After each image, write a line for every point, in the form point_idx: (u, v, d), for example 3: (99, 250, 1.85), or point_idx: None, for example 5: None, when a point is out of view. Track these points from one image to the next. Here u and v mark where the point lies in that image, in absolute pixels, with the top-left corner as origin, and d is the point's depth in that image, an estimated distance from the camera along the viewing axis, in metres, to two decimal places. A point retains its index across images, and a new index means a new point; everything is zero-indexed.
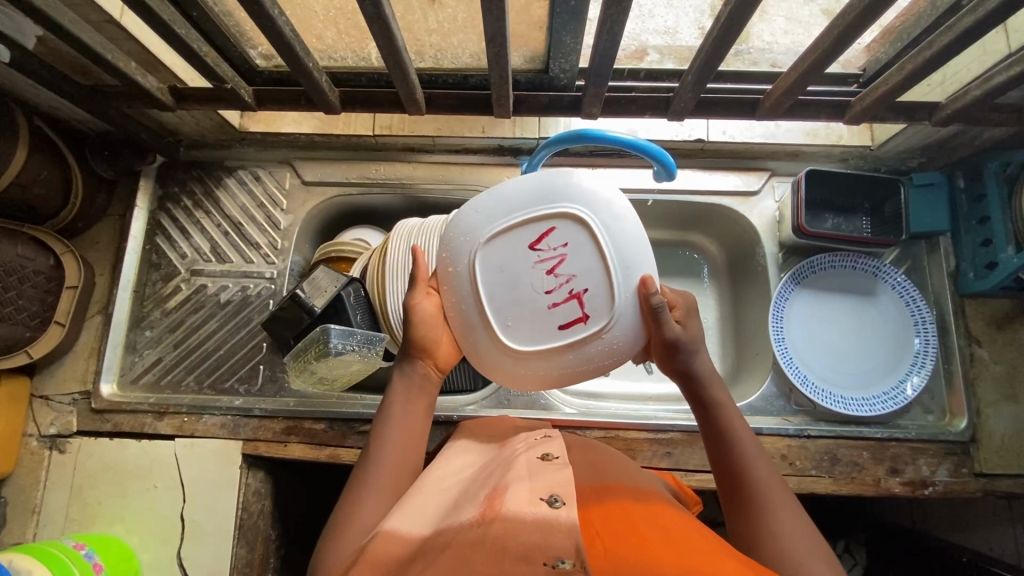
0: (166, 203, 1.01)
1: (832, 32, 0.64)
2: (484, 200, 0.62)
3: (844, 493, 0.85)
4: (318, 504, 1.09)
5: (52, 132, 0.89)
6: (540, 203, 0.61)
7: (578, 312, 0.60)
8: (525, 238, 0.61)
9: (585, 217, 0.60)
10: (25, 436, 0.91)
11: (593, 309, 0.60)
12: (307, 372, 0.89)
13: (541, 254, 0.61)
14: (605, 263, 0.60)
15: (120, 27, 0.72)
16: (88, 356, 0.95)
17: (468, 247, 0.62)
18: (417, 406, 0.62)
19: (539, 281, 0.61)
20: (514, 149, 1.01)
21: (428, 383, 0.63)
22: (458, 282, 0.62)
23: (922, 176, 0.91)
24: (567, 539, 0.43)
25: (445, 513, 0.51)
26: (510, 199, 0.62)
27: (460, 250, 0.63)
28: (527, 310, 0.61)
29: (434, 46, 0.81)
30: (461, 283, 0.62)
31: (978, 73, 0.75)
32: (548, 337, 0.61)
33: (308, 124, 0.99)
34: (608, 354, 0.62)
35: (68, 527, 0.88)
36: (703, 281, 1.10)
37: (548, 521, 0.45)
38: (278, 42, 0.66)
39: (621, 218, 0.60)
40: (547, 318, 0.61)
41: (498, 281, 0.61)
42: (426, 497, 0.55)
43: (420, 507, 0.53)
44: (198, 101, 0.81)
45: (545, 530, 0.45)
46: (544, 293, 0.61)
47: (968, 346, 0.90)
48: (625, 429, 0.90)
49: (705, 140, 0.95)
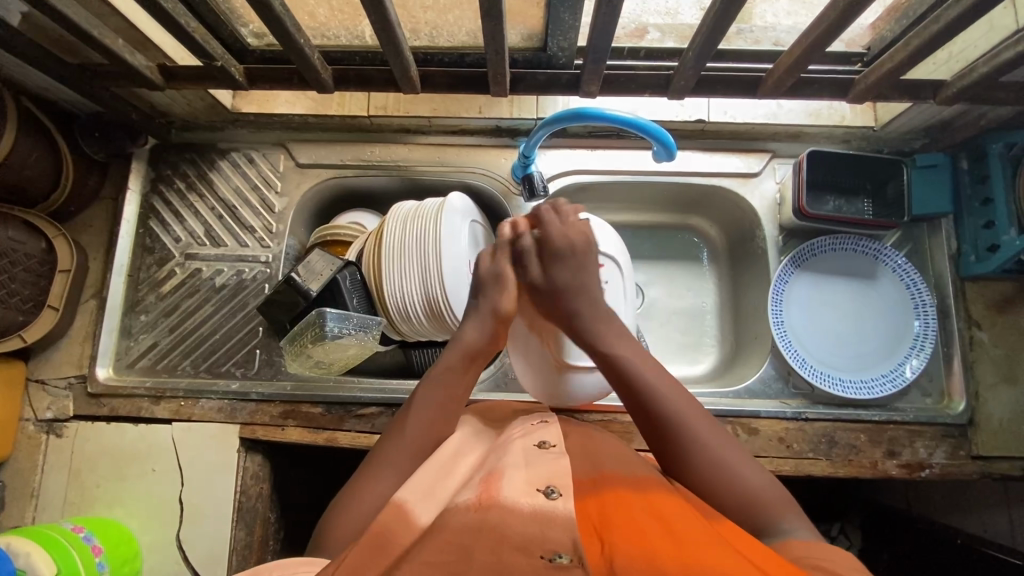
0: (159, 185, 1.00)
1: (836, 8, 0.62)
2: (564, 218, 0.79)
3: (841, 475, 0.85)
4: (318, 488, 1.09)
5: (41, 113, 0.87)
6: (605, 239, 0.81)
7: None
8: None
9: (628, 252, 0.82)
10: (22, 420, 0.90)
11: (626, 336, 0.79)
12: (304, 356, 0.89)
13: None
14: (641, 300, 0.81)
15: (106, 2, 0.70)
16: (83, 341, 0.94)
17: None
18: (463, 372, 0.67)
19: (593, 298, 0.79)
20: (511, 131, 0.99)
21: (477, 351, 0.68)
22: None
23: (925, 157, 0.90)
24: (565, 533, 0.45)
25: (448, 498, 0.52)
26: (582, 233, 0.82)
27: None
28: None
29: (429, 23, 0.80)
30: None
31: (985, 50, 0.73)
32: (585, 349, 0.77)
33: (302, 104, 0.97)
34: None
35: (67, 510, 0.88)
36: (702, 265, 1.10)
37: (546, 514, 0.46)
38: (268, 17, 0.64)
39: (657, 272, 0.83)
40: None
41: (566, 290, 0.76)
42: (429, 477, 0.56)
43: (429, 483, 0.54)
44: (189, 80, 0.79)
45: (541, 523, 0.46)
46: None
47: (969, 329, 0.90)
48: (623, 413, 0.90)
49: (705, 120, 0.93)
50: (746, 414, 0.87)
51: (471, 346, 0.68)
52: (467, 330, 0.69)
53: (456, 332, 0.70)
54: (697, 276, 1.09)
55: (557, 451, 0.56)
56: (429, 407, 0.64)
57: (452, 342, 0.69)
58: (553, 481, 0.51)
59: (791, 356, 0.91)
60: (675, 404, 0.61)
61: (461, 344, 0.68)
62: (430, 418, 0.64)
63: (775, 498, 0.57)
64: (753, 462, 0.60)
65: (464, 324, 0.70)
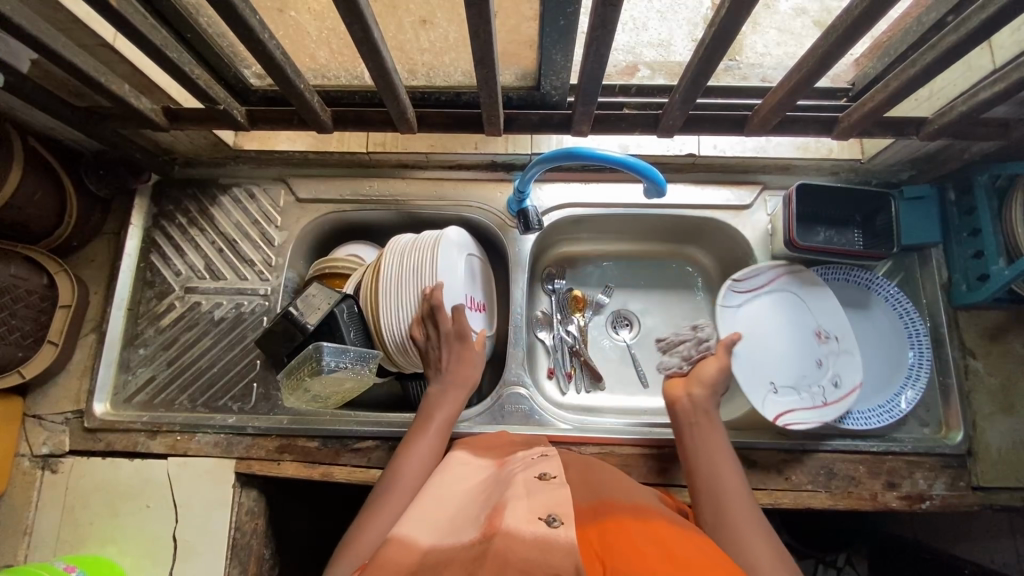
0: (161, 220, 1.02)
1: (816, 52, 0.64)
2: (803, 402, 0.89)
3: (840, 508, 0.84)
4: (314, 522, 1.09)
5: (47, 152, 0.89)
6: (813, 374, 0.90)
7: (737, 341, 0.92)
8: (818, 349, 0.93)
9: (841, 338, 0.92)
10: (17, 456, 0.90)
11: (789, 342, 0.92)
12: (301, 391, 0.87)
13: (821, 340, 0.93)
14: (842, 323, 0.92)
15: (114, 50, 0.72)
16: (82, 375, 0.95)
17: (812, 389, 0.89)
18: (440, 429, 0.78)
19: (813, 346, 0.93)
20: (506, 165, 1.01)
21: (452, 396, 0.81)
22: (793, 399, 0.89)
23: (913, 189, 0.92)
24: (566, 557, 0.44)
25: (448, 532, 0.52)
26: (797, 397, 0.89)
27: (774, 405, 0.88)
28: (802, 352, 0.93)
29: (426, 65, 0.83)
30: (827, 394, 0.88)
31: (964, 88, 0.75)
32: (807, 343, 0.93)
33: (303, 142, 0.99)
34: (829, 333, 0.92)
35: (59, 549, 0.87)
36: (697, 293, 1.10)
37: (547, 540, 0.46)
38: (269, 65, 0.66)
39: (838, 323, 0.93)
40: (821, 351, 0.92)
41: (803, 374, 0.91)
42: (434, 512, 0.56)
43: (423, 521, 0.54)
44: (193, 121, 0.81)
45: (544, 548, 0.45)
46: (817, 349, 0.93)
47: (963, 358, 0.90)
48: (620, 445, 0.89)
49: (696, 154, 0.95)
50: (744, 446, 0.87)
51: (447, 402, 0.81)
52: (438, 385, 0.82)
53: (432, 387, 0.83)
54: (692, 304, 1.10)
55: (558, 481, 0.56)
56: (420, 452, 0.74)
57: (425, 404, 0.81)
58: (553, 510, 0.50)
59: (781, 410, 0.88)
60: (723, 485, 0.65)
61: (435, 402, 0.81)
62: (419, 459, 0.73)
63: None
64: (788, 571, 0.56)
65: (433, 388, 0.82)
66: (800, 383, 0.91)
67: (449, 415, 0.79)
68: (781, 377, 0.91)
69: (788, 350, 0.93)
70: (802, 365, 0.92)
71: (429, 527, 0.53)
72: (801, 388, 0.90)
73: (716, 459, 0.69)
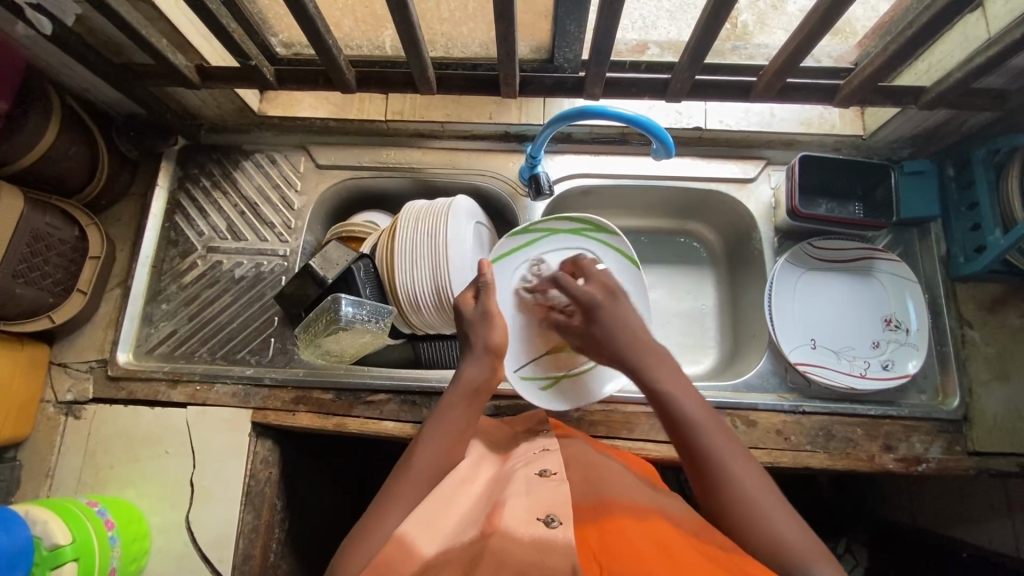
0: (186, 183, 1.06)
1: (817, 14, 0.68)
2: (828, 365, 0.93)
3: (838, 468, 0.86)
4: (325, 482, 1.12)
5: (83, 112, 0.94)
6: (847, 350, 0.94)
7: (797, 300, 0.97)
8: (873, 328, 0.95)
9: (896, 319, 0.94)
10: (42, 402, 0.94)
11: (839, 314, 0.97)
12: (316, 344, 0.92)
13: (885, 325, 0.95)
14: (898, 299, 0.95)
15: (154, 6, 0.76)
16: (106, 327, 0.99)
17: (836, 355, 0.93)
18: (468, 406, 0.72)
19: (875, 325, 0.95)
20: (519, 137, 1.05)
21: (481, 383, 0.74)
22: (821, 355, 0.93)
23: (912, 164, 0.96)
24: (565, 559, 0.46)
25: (452, 533, 0.55)
26: (825, 360, 0.93)
27: (808, 368, 0.92)
28: (860, 322, 0.96)
29: (446, 35, 0.87)
30: (839, 362, 0.93)
31: (960, 59, 0.78)
32: (870, 317, 0.96)
33: (323, 109, 1.04)
34: (899, 303, 0.95)
35: (80, 490, 0.90)
36: (702, 268, 1.14)
37: (546, 542, 0.48)
38: (301, 17, 0.70)
39: (905, 308, 0.94)
40: (876, 326, 0.95)
41: (843, 344, 0.95)
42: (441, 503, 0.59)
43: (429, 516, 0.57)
44: (225, 80, 0.86)
45: (542, 551, 0.48)
46: (878, 329, 0.95)
47: (960, 328, 0.93)
48: (624, 404, 0.92)
49: (703, 127, 0.99)
50: (744, 406, 0.89)
51: (474, 383, 0.73)
52: (467, 368, 0.75)
53: (460, 371, 0.75)
54: (697, 278, 1.13)
55: (558, 479, 0.59)
56: (436, 442, 0.68)
57: (455, 380, 0.74)
58: (553, 510, 0.53)
59: (807, 361, 0.92)
60: (706, 435, 0.62)
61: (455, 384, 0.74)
62: (432, 456, 0.67)
63: (804, 549, 0.54)
64: (792, 513, 0.57)
65: (465, 367, 0.75)
66: (844, 351, 0.94)
67: (468, 398, 0.73)
68: (826, 340, 0.95)
69: (850, 325, 0.96)
70: (854, 339, 0.95)
71: (436, 526, 0.56)
72: (843, 357, 0.93)
73: (698, 416, 0.63)
